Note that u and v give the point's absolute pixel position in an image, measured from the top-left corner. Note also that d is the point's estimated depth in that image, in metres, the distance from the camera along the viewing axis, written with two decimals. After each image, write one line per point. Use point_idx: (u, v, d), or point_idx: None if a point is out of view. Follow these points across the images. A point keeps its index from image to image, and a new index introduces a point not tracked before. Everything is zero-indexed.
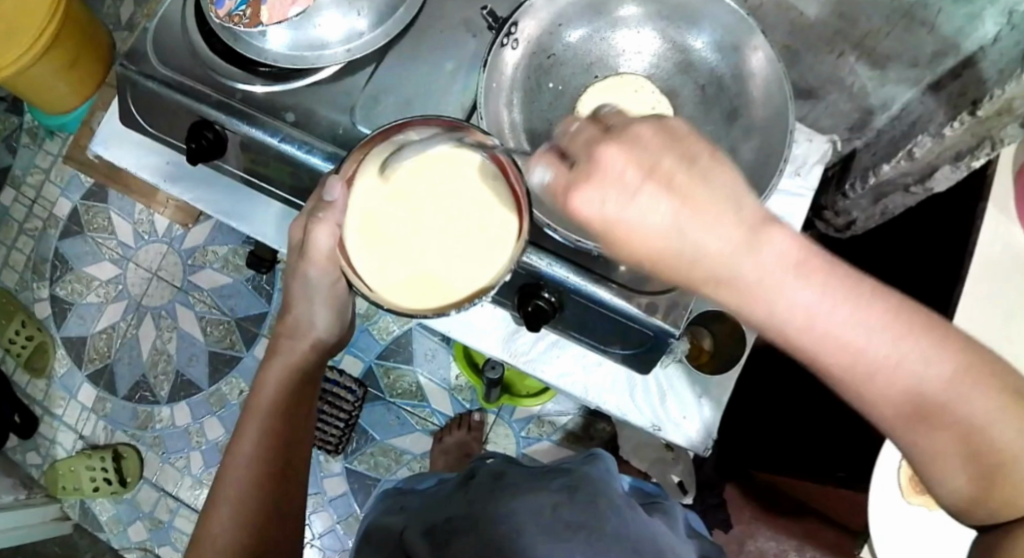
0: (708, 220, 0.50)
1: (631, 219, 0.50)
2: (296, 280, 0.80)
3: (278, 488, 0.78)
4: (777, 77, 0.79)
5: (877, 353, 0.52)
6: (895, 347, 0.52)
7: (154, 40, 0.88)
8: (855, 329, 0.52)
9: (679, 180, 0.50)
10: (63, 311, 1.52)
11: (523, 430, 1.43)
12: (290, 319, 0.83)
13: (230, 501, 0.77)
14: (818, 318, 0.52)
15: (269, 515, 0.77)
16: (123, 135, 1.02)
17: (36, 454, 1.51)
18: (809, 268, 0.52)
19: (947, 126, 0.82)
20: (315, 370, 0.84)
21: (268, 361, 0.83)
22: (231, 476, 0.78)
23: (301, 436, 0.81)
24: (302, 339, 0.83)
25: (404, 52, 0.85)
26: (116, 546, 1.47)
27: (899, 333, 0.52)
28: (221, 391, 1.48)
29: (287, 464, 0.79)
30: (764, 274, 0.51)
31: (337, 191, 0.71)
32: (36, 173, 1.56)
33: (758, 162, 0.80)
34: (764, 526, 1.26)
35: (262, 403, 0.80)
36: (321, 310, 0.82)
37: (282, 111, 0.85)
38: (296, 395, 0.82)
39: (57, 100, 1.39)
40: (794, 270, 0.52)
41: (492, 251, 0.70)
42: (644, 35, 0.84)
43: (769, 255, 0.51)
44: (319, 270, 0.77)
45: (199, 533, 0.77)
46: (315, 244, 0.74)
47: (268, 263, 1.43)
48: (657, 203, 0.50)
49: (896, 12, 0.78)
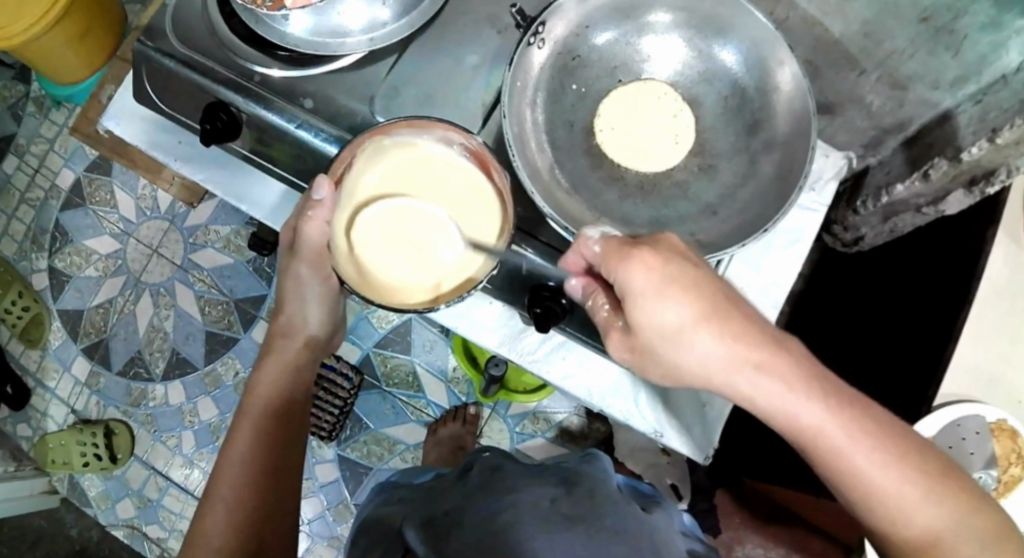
0: (733, 333, 0.65)
1: (662, 310, 0.64)
2: (286, 278, 0.81)
3: (273, 484, 0.78)
4: (802, 93, 0.79)
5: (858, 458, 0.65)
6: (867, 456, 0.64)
7: (174, 17, 0.87)
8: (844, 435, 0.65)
9: (706, 289, 0.65)
10: (60, 283, 1.51)
11: (517, 426, 1.43)
12: (282, 318, 0.84)
13: (225, 497, 0.76)
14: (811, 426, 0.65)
15: (266, 511, 0.77)
16: (135, 111, 1.00)
17: (27, 427, 1.50)
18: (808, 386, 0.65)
19: (966, 151, 0.81)
20: (308, 369, 0.85)
21: (261, 361, 0.84)
22: (226, 470, 0.78)
23: (295, 434, 0.82)
24: (293, 338, 0.84)
25: (428, 43, 0.85)
26: (103, 522, 1.46)
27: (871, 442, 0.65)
28: (217, 372, 1.47)
29: (283, 460, 0.80)
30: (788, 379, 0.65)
31: (325, 191, 0.72)
32: (39, 143, 1.54)
33: (778, 176, 0.81)
34: (752, 533, 1.23)
35: (256, 402, 0.81)
36: (315, 309, 0.83)
37: (300, 97, 0.84)
38: (290, 394, 0.83)
39: (66, 71, 1.38)
40: (805, 374, 0.65)
41: (473, 249, 0.74)
42: (670, 42, 0.84)
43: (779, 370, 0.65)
44: (308, 267, 0.78)
45: (193, 531, 0.77)
46: (304, 238, 0.75)
47: (271, 246, 1.38)
48: (681, 307, 0.64)
49: (922, 35, 0.78)
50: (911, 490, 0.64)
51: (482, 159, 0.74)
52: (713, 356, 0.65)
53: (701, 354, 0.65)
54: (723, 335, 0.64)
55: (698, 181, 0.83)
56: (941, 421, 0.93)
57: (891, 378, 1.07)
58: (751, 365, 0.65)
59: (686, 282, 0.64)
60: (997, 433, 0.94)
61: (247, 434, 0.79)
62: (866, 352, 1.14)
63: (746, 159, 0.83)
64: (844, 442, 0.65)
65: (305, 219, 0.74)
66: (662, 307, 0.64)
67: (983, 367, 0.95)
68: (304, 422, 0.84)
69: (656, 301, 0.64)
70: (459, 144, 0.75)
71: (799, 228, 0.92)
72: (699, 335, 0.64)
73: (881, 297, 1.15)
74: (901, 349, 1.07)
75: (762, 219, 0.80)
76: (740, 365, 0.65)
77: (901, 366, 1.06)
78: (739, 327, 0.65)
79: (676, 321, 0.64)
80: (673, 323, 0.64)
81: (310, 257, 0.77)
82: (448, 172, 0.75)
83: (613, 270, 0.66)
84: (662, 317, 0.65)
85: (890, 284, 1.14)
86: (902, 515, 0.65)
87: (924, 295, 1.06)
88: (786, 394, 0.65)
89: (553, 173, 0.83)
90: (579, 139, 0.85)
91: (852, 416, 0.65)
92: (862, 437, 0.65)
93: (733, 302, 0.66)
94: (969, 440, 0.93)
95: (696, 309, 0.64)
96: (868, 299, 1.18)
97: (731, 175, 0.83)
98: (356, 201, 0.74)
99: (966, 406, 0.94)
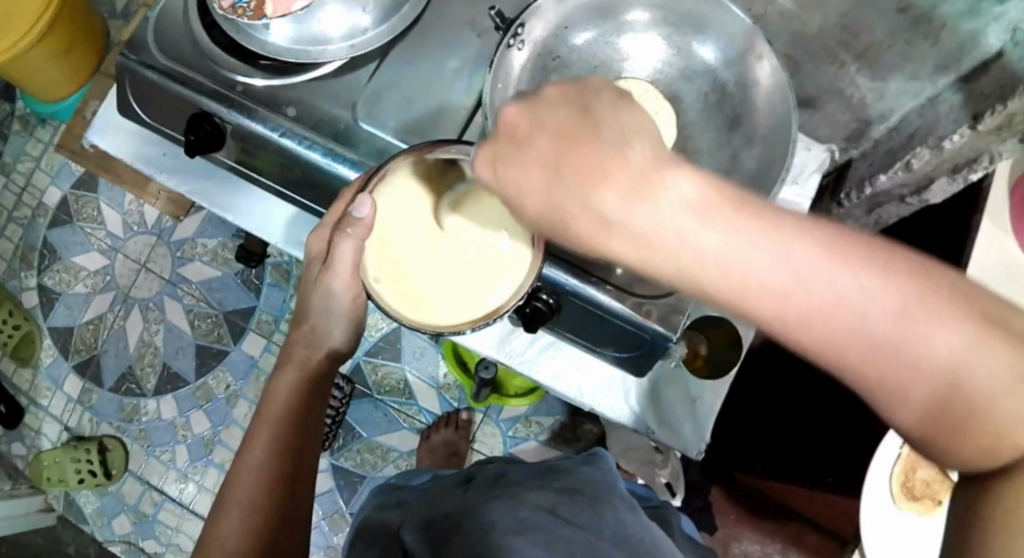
0: (589, 174, 0.45)
1: (515, 182, 0.48)
2: (315, 290, 0.81)
3: (288, 493, 0.76)
4: (782, 86, 0.80)
5: (810, 298, 0.42)
6: (823, 288, 0.42)
7: (155, 29, 0.87)
8: (777, 266, 0.43)
9: (565, 127, 0.47)
10: (50, 301, 1.50)
11: (510, 430, 1.43)
12: (307, 327, 0.83)
13: (241, 501, 0.75)
14: (730, 267, 0.43)
15: (280, 516, 0.75)
16: (119, 124, 1.00)
17: (21, 445, 1.49)
18: (713, 210, 0.43)
19: (947, 140, 0.82)
20: (330, 380, 0.83)
21: (280, 368, 0.82)
22: (242, 478, 0.75)
23: (313, 444, 0.79)
24: (316, 349, 0.83)
25: (409, 49, 0.85)
26: (99, 539, 1.46)
27: (832, 268, 0.42)
28: (208, 385, 1.47)
29: (300, 468, 0.77)
30: (690, 206, 0.43)
31: (364, 209, 0.72)
32: (26, 161, 1.54)
33: (761, 170, 0.81)
34: (749, 529, 1.28)
35: (274, 409, 0.79)
36: (339, 322, 0.83)
37: (283, 105, 0.84)
38: (311, 402, 0.80)
39: (51, 88, 1.38)
40: (696, 209, 0.43)
41: (505, 277, 0.73)
42: (649, 40, 0.84)
43: (664, 198, 0.43)
44: (342, 283, 0.78)
45: (206, 534, 0.75)
46: (336, 253, 0.75)
47: (258, 258, 1.39)
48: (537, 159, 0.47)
49: (899, 26, 0.79)
50: (888, 319, 0.42)
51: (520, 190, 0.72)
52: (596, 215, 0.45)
53: (568, 209, 0.46)
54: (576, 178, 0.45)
55: None
56: None
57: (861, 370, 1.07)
58: (616, 200, 0.44)
59: (529, 142, 0.47)
60: None
61: (266, 438, 0.77)
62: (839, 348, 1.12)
63: (728, 154, 0.83)
64: (797, 303, 0.43)
65: (341, 235, 0.74)
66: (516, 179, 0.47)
67: None
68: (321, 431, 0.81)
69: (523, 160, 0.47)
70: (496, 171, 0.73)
71: None
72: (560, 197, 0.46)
73: None
74: None
75: None
76: (613, 217, 0.44)
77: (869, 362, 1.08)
78: (582, 162, 0.45)
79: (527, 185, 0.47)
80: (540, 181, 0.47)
81: (342, 273, 0.77)
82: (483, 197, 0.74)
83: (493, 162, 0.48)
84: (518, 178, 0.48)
85: None
86: (901, 381, 0.42)
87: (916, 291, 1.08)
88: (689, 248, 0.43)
89: None
90: None
91: (781, 238, 0.43)
92: (812, 275, 0.42)
93: (573, 145, 0.46)
94: None
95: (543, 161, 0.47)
96: None
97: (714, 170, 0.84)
98: (391, 224, 0.74)
99: None
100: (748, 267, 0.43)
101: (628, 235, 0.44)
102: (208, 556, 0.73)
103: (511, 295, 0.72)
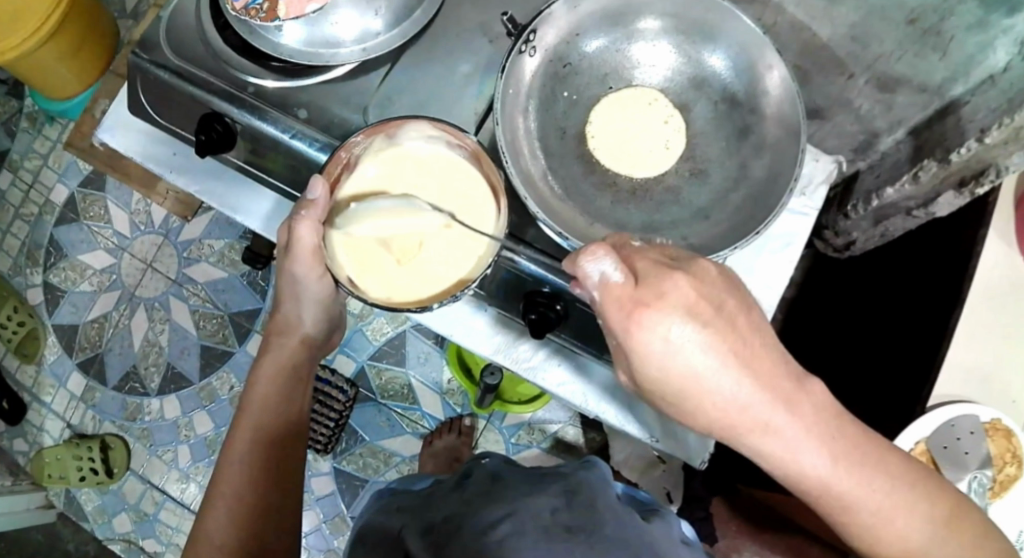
0: (746, 378, 0.59)
1: (681, 358, 0.59)
2: (283, 279, 0.81)
3: (275, 483, 0.79)
4: (792, 97, 0.80)
5: (859, 489, 0.64)
6: (866, 482, 0.63)
7: (168, 31, 0.87)
8: (842, 467, 0.63)
9: (732, 335, 0.59)
10: (55, 298, 1.51)
11: (513, 436, 1.43)
12: (280, 317, 0.85)
13: (227, 495, 0.78)
14: (806, 451, 0.62)
15: (268, 509, 0.78)
16: (129, 122, 1.00)
17: (23, 442, 1.49)
18: (817, 422, 0.62)
19: (955, 151, 0.81)
20: (305, 367, 0.86)
21: (259, 359, 0.86)
22: (226, 472, 0.79)
23: (295, 436, 0.82)
24: (291, 336, 0.86)
25: (420, 53, 0.85)
26: (100, 538, 1.46)
27: (869, 473, 0.63)
28: (212, 385, 1.47)
29: (284, 460, 0.81)
30: (796, 416, 0.61)
31: (319, 190, 0.73)
32: (34, 158, 1.55)
33: (767, 181, 0.81)
34: (751, 540, 1.20)
35: (254, 402, 0.82)
36: (310, 308, 0.84)
37: (295, 107, 0.85)
38: (290, 392, 0.84)
39: (60, 86, 1.38)
40: (809, 423, 0.61)
41: (465, 254, 0.76)
42: (660, 48, 0.85)
43: (800, 414, 0.61)
44: (304, 267, 0.78)
45: (196, 531, 0.78)
46: (296, 237, 0.75)
47: (265, 260, 1.39)
48: (696, 355, 0.59)
49: (908, 38, 0.80)
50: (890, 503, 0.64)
51: (473, 152, 0.76)
52: (737, 404, 0.60)
53: (706, 397, 0.60)
54: (743, 384, 0.59)
55: (690, 187, 0.84)
56: (935, 422, 0.94)
57: (877, 393, 1.09)
58: (749, 399, 0.60)
59: (696, 340, 0.59)
60: (991, 432, 0.93)
61: (246, 433, 0.81)
62: (856, 365, 1.15)
63: (736, 163, 0.84)
64: (852, 476, 0.63)
65: (297, 218, 0.74)
66: (678, 356, 0.59)
67: (978, 367, 0.96)
68: (302, 421, 0.84)
69: (678, 348, 0.59)
70: (459, 149, 0.76)
71: (791, 232, 0.92)
72: (726, 391, 0.60)
73: (869, 298, 1.17)
74: (896, 358, 1.08)
75: (753, 221, 0.80)
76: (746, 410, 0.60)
77: (891, 378, 1.07)
78: (743, 371, 0.59)
79: (697, 362, 0.59)
80: (700, 381, 0.59)
81: (306, 258, 0.77)
82: (448, 174, 0.77)
83: (627, 316, 0.60)
84: (688, 361, 0.59)
85: (873, 289, 1.17)
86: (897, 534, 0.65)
87: (921, 306, 1.06)
88: (802, 448, 0.62)
89: (546, 179, 0.83)
90: (570, 145, 0.85)
91: (847, 448, 0.63)
92: (854, 476, 0.63)
93: (734, 354, 0.59)
94: (964, 439, 0.93)
95: (721, 361, 0.59)
96: (858, 299, 1.19)
97: (721, 181, 0.83)
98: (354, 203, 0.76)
99: (962, 405, 0.94)
100: (840, 472, 0.63)
101: (771, 435, 0.61)
102: (199, 553, 0.77)
103: (473, 268, 0.75)
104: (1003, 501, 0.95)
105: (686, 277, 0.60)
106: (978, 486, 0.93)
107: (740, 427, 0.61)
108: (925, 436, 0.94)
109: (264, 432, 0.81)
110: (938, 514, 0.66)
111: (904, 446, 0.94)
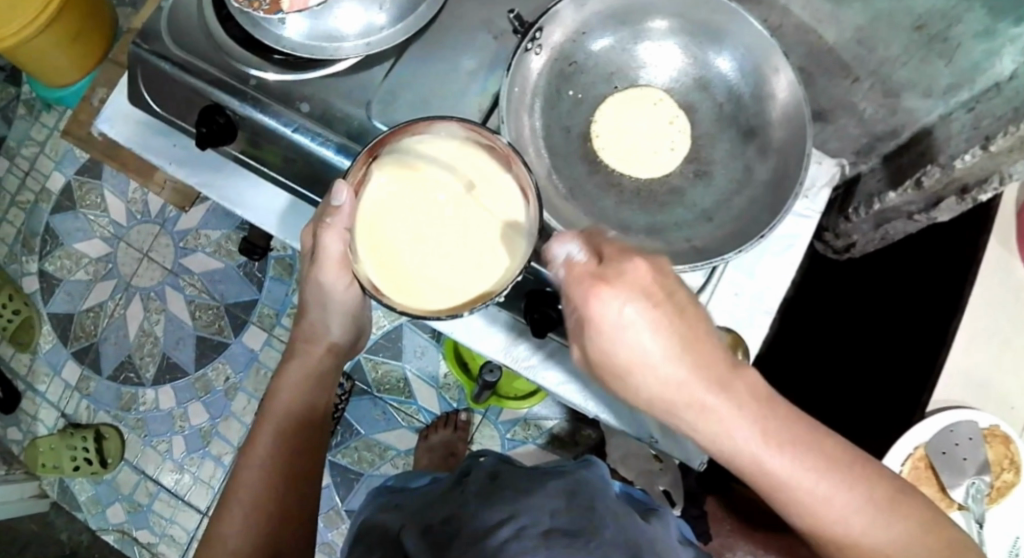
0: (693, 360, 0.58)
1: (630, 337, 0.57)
2: (309, 287, 0.81)
3: (292, 489, 0.80)
4: (798, 101, 0.79)
5: (817, 490, 0.63)
6: (817, 481, 0.62)
7: (170, 22, 0.87)
8: (799, 465, 0.62)
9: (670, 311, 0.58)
10: (51, 286, 1.50)
11: (508, 432, 1.43)
12: (307, 324, 0.85)
13: (244, 496, 0.79)
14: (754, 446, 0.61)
15: (285, 514, 0.79)
16: (129, 113, 0.99)
17: (17, 430, 1.49)
18: (763, 414, 0.61)
19: (959, 158, 0.80)
20: (330, 376, 0.87)
21: (285, 364, 0.86)
22: (245, 475, 0.80)
23: (315, 444, 0.83)
24: (316, 343, 0.86)
25: (425, 47, 0.85)
26: (93, 527, 1.45)
27: (823, 473, 0.63)
28: (207, 377, 1.46)
29: (303, 464, 0.81)
30: (740, 407, 0.60)
31: (344, 196, 0.72)
32: (31, 146, 1.54)
33: (772, 183, 0.81)
34: (743, 540, 1.21)
35: (276, 409, 0.83)
36: (336, 319, 0.85)
37: (297, 101, 0.84)
38: (314, 399, 0.85)
39: (57, 73, 1.37)
40: (754, 409, 0.60)
41: (492, 262, 0.72)
42: (667, 48, 0.84)
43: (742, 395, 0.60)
44: (331, 275, 0.78)
45: (212, 531, 0.79)
46: (323, 247, 0.76)
47: (261, 250, 1.38)
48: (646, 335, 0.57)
49: (915, 42, 0.79)
50: (841, 498, 0.63)
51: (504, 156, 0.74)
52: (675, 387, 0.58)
53: (652, 376, 0.58)
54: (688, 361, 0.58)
55: (694, 188, 0.84)
56: (935, 426, 0.94)
57: (878, 399, 1.08)
58: (688, 382, 0.58)
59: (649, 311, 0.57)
60: (990, 438, 0.94)
61: (268, 438, 0.82)
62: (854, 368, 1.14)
63: (741, 165, 0.83)
64: (802, 470, 0.62)
65: (324, 227, 0.74)
66: (631, 332, 0.57)
67: (976, 374, 0.97)
68: (325, 428, 0.86)
69: (635, 327, 0.57)
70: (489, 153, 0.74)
71: (793, 234, 0.91)
72: (664, 370, 0.58)
73: (865, 301, 1.16)
74: (890, 369, 1.07)
75: (758, 224, 0.80)
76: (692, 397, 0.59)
77: (890, 384, 1.06)
78: (691, 350, 0.58)
79: (646, 345, 0.57)
80: (643, 355, 0.57)
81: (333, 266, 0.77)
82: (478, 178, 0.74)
83: (586, 289, 0.58)
84: (631, 346, 0.57)
85: (868, 294, 1.16)
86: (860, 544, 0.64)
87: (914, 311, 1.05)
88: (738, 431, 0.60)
89: (551, 178, 0.83)
90: (575, 145, 0.85)
91: (797, 447, 0.62)
92: (806, 474, 0.62)
93: (680, 329, 0.58)
94: (963, 445, 0.94)
95: (662, 343, 0.57)
96: (852, 299, 1.18)
97: (726, 182, 0.83)
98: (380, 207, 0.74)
99: (961, 410, 0.94)
100: (787, 467, 0.62)
101: (711, 415, 0.60)
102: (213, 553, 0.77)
103: (498, 281, 0.72)
104: (1001, 507, 0.95)
105: (646, 262, 0.58)
106: (975, 492, 0.94)
107: (679, 405, 0.60)
108: (925, 441, 0.95)
109: (285, 439, 0.81)
110: (871, 498, 0.64)
111: (902, 450, 0.95)
